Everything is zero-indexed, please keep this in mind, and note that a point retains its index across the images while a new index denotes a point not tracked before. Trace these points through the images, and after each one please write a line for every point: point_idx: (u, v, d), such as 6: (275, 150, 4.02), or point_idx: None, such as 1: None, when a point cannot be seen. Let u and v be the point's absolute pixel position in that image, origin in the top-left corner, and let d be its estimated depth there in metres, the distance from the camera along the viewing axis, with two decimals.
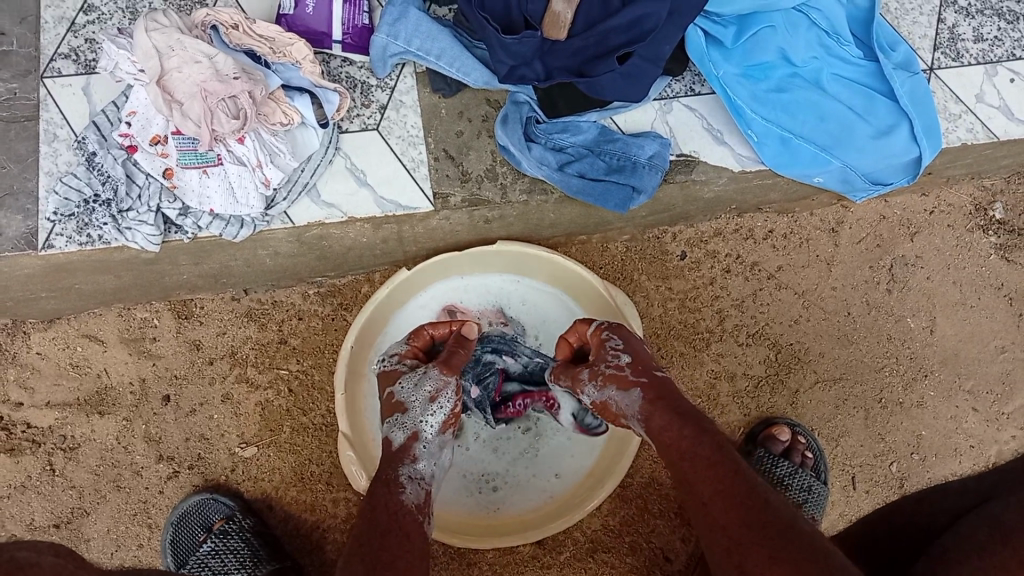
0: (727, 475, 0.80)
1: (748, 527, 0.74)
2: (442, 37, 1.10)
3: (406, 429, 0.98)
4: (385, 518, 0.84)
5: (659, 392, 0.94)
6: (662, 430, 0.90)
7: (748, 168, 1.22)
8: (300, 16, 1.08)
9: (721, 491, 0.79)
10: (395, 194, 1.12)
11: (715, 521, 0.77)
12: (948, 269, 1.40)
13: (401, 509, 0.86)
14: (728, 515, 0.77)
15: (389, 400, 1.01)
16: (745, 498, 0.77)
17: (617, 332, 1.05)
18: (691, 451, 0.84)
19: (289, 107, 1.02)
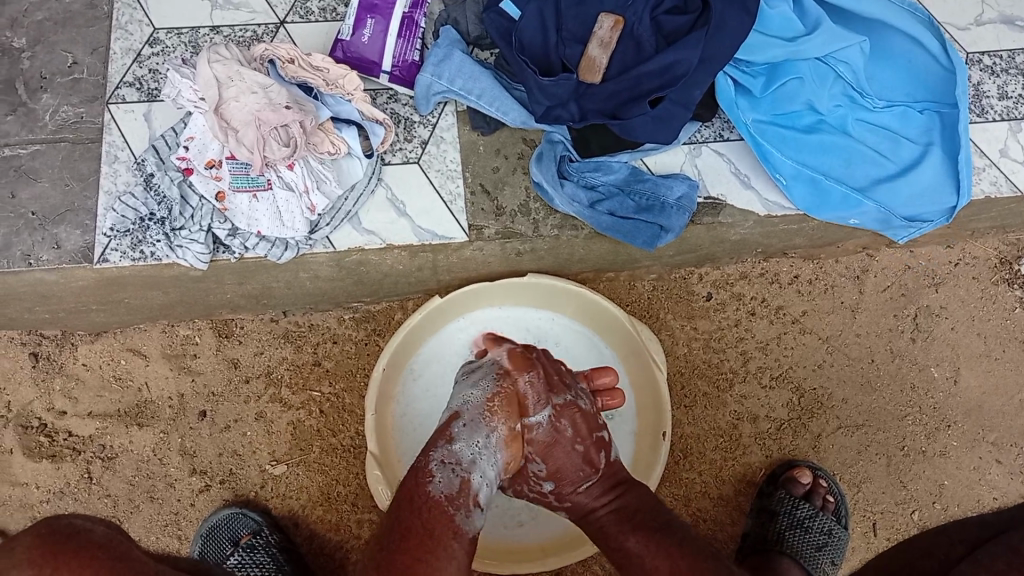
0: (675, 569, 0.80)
1: None
2: (483, 78, 1.16)
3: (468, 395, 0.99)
4: (411, 507, 0.83)
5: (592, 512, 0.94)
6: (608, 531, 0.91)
7: (775, 212, 1.25)
8: (355, 43, 1.19)
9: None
10: (433, 224, 1.17)
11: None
12: (972, 320, 1.42)
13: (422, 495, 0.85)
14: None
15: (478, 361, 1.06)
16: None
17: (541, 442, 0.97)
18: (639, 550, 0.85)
19: (337, 138, 1.08)
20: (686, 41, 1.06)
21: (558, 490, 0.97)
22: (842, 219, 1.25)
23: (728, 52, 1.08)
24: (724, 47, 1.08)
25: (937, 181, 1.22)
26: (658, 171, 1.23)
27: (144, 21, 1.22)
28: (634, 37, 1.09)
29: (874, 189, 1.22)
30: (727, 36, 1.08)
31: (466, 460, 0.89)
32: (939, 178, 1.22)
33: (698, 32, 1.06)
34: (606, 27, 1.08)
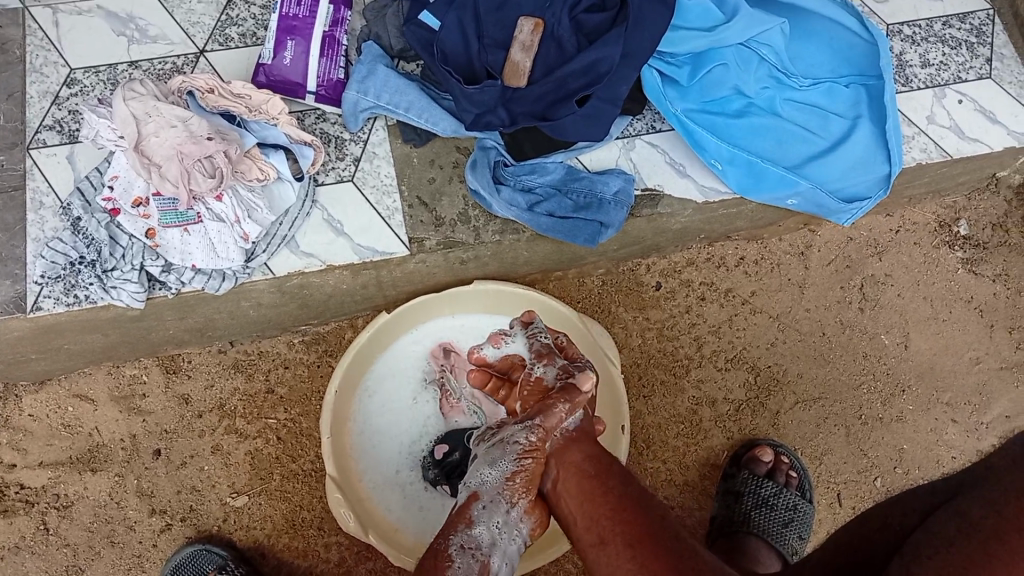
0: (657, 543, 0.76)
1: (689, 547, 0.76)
2: (410, 91, 1.16)
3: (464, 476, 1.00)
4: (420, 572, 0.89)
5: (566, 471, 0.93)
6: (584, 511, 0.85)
7: (713, 198, 1.25)
8: (277, 66, 1.19)
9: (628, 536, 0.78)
10: (372, 240, 1.16)
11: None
12: (917, 285, 1.44)
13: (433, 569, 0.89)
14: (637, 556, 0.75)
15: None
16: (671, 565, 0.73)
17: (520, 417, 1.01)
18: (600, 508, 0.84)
19: (265, 163, 1.06)
20: (607, 38, 1.06)
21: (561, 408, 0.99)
22: (780, 199, 1.25)
23: (649, 44, 1.09)
24: (643, 41, 1.09)
25: (868, 154, 1.24)
26: (593, 168, 1.23)
27: (60, 62, 1.20)
28: (555, 38, 1.09)
29: (808, 167, 1.23)
30: (646, 29, 1.08)
31: (486, 543, 0.93)
32: (869, 151, 1.24)
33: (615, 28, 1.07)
34: (527, 30, 1.08)
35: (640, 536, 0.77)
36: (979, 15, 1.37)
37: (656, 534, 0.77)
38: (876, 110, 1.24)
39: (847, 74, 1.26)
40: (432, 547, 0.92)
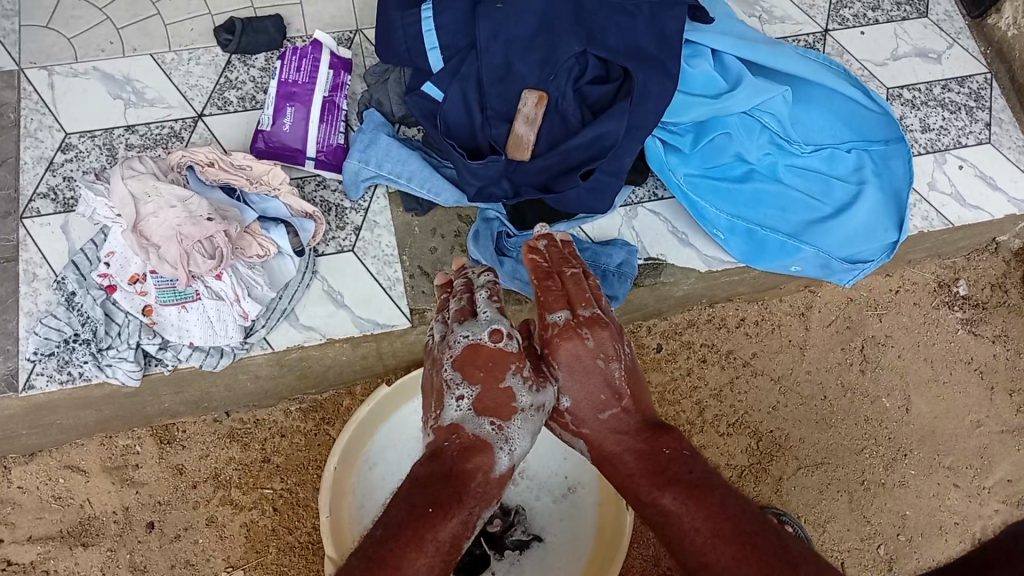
0: (719, 502, 0.73)
1: (754, 519, 0.72)
2: (412, 161, 1.15)
3: (514, 436, 0.84)
4: (455, 522, 0.74)
5: (616, 418, 0.85)
6: (632, 468, 0.80)
7: (716, 266, 1.23)
8: (276, 133, 1.17)
9: (687, 491, 0.74)
10: (372, 312, 1.14)
11: (691, 547, 0.71)
12: (917, 346, 1.44)
13: (472, 522, 0.76)
14: (694, 517, 0.72)
15: (498, 371, 0.86)
16: (738, 528, 0.70)
17: (563, 355, 0.89)
18: (656, 461, 0.79)
19: (265, 239, 1.04)
20: (609, 113, 1.08)
21: (577, 367, 0.89)
22: (784, 266, 1.25)
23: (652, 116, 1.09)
24: (647, 114, 1.08)
25: (870, 220, 1.24)
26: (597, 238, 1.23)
27: (55, 126, 1.19)
28: (559, 111, 1.11)
29: (811, 233, 1.23)
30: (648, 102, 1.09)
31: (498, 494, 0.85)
32: (874, 217, 1.24)
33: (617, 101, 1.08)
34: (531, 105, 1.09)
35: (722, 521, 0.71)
36: (977, 79, 1.38)
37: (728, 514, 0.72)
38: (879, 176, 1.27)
39: (846, 138, 1.27)
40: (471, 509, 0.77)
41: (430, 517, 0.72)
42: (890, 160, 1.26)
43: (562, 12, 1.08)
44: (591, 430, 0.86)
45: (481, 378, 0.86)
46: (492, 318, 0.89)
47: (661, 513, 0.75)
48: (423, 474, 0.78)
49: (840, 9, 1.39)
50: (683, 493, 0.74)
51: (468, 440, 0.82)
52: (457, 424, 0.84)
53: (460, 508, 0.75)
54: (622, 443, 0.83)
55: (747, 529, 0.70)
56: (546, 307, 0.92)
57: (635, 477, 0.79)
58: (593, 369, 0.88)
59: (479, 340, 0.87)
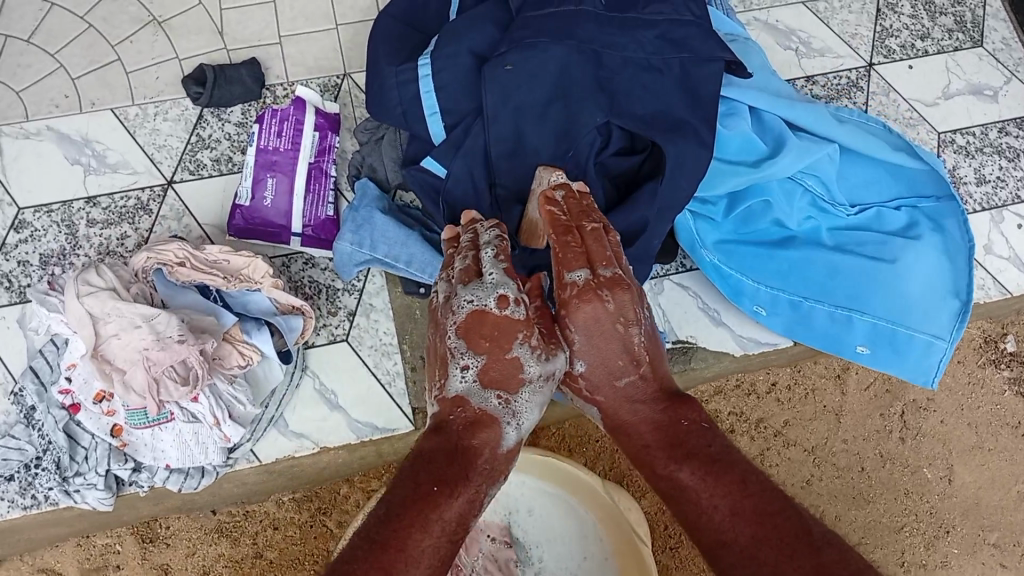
0: (734, 479, 0.59)
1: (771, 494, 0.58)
2: (411, 241, 1.00)
3: (523, 409, 0.67)
4: (458, 516, 0.59)
5: (634, 386, 0.68)
6: (650, 438, 0.65)
7: (752, 350, 1.14)
8: (257, 207, 1.04)
9: (706, 465, 0.60)
10: (371, 414, 1.02)
11: (711, 531, 0.58)
12: (961, 410, 1.33)
13: (476, 506, 0.60)
14: (715, 495, 0.59)
15: (505, 340, 0.67)
16: (759, 506, 0.57)
17: (580, 319, 0.69)
18: (670, 432, 0.64)
19: (247, 346, 0.92)
20: (638, 198, 0.92)
21: (595, 330, 0.69)
22: (830, 342, 1.11)
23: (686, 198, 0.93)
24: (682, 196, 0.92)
25: (927, 287, 1.09)
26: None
27: (6, 200, 1.05)
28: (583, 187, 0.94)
29: (860, 303, 1.09)
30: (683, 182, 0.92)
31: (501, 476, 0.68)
32: (936, 280, 1.09)
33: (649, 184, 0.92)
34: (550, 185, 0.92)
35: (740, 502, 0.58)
36: None
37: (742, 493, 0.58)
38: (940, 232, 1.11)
39: (896, 194, 1.13)
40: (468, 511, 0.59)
41: (434, 495, 0.57)
42: (950, 216, 1.11)
43: (582, 73, 0.91)
44: (606, 399, 0.69)
45: (486, 347, 0.67)
46: (499, 279, 0.70)
47: (678, 493, 0.60)
48: (423, 451, 0.62)
49: (887, 39, 1.21)
50: (702, 470, 0.60)
51: (474, 413, 0.65)
52: (461, 397, 0.66)
53: (460, 496, 0.59)
54: (639, 414, 0.66)
55: (778, 513, 0.57)
56: (563, 266, 0.72)
57: (651, 450, 0.64)
58: (612, 335, 0.69)
59: (484, 306, 0.68)
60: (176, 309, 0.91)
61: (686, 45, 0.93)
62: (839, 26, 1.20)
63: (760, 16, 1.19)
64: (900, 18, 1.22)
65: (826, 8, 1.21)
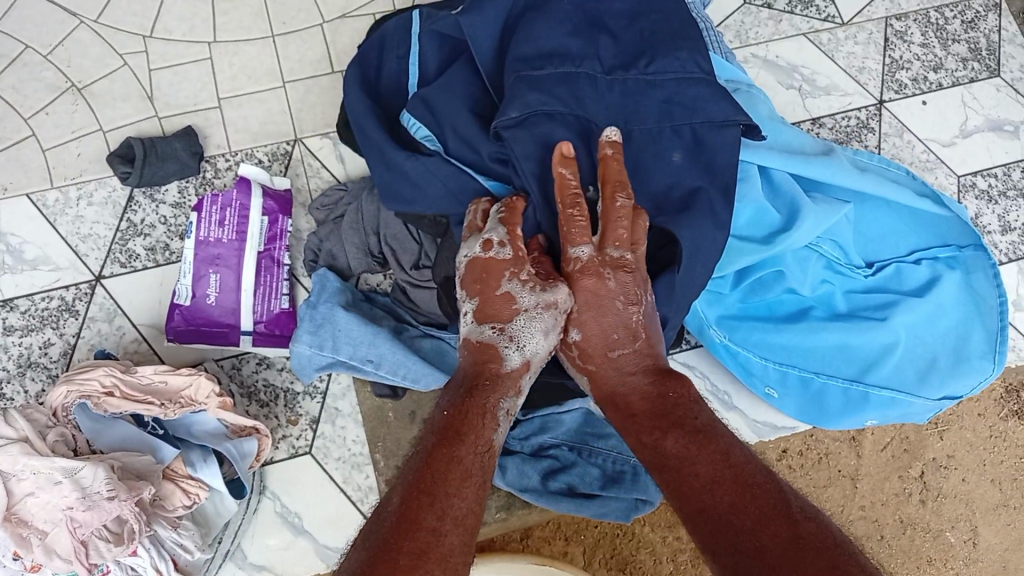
0: (719, 451, 0.58)
1: (756, 471, 0.57)
2: (381, 340, 0.86)
3: (524, 333, 0.63)
4: (471, 462, 0.59)
5: (630, 358, 0.63)
6: (637, 406, 0.62)
7: (766, 436, 1.05)
8: (199, 307, 0.91)
9: (691, 434, 0.59)
10: (341, 536, 0.91)
11: (692, 498, 0.56)
12: (984, 466, 1.10)
13: (488, 446, 0.60)
14: (702, 463, 0.57)
15: (494, 279, 0.64)
16: (740, 476, 0.56)
17: (580, 298, 0.64)
18: (659, 402, 0.61)
19: (191, 482, 0.79)
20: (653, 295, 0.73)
21: (591, 301, 0.64)
22: (854, 422, 0.96)
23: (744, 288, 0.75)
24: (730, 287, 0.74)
25: (956, 351, 0.95)
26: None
27: None
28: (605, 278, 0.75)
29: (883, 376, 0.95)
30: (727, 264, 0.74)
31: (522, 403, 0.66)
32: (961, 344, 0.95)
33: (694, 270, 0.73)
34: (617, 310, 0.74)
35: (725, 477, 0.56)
36: None
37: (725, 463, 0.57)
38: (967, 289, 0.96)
39: (915, 246, 0.98)
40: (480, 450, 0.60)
41: (451, 439, 0.59)
42: (978, 269, 0.96)
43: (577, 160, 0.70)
44: (598, 369, 0.64)
45: (480, 288, 0.65)
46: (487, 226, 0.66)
47: (661, 459, 0.58)
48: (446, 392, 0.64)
49: (897, 72, 1.11)
50: (687, 439, 0.58)
51: (476, 350, 0.65)
52: (466, 339, 0.66)
53: (465, 443, 0.59)
54: (630, 386, 0.62)
55: (762, 488, 0.55)
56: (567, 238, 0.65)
57: (638, 419, 0.61)
58: (609, 310, 0.64)
59: (473, 253, 0.66)
60: (105, 450, 0.79)
61: (696, 109, 0.71)
62: (844, 59, 1.10)
63: (760, 52, 1.08)
64: (909, 47, 1.12)
65: (830, 40, 1.10)
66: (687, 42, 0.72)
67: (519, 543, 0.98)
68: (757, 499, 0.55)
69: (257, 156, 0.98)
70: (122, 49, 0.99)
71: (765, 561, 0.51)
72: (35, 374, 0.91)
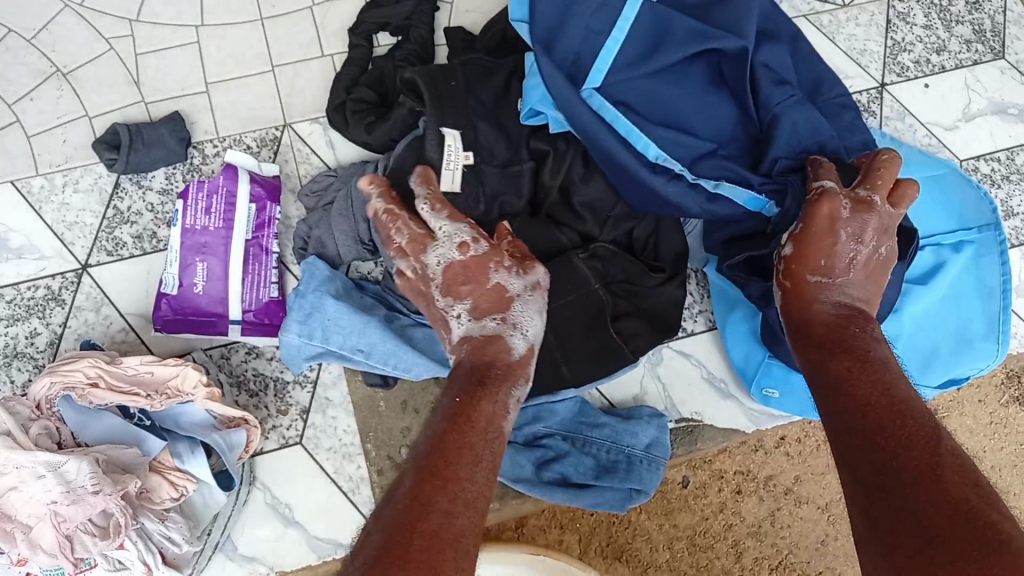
0: (881, 384, 0.60)
1: (921, 409, 0.57)
2: (372, 330, 0.84)
3: (523, 318, 0.73)
4: (477, 442, 0.62)
5: (824, 288, 0.71)
6: (815, 329, 0.69)
7: (764, 424, 1.00)
8: (186, 296, 0.90)
9: (857, 364, 0.62)
10: (333, 527, 0.90)
11: (846, 413, 0.59)
12: (984, 454, 1.06)
13: (496, 428, 0.64)
14: (862, 385, 0.60)
15: (479, 276, 0.73)
16: (895, 406, 0.57)
17: (817, 219, 0.72)
18: (839, 334, 0.67)
19: (179, 475, 0.78)
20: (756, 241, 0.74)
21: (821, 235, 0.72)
22: None
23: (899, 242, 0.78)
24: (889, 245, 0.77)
25: (958, 338, 0.93)
26: (617, 403, 0.98)
27: None
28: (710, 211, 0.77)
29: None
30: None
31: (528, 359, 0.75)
32: (964, 329, 0.93)
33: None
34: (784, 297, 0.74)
35: (880, 405, 0.57)
36: None
37: (887, 395, 0.58)
38: (973, 272, 0.94)
39: (919, 232, 0.94)
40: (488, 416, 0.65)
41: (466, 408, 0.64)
42: (983, 253, 0.94)
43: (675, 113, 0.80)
44: (791, 282, 0.73)
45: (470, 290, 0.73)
46: (454, 228, 0.74)
47: (830, 381, 0.63)
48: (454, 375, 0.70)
49: (899, 55, 1.08)
50: (852, 364, 0.63)
51: (479, 344, 0.71)
52: (466, 336, 0.72)
53: (473, 431, 0.62)
54: (818, 312, 0.70)
55: (915, 420, 0.55)
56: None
57: (810, 338, 0.69)
58: (823, 240, 0.71)
59: (452, 258, 0.73)
60: (91, 442, 0.78)
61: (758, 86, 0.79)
62: (845, 41, 1.08)
63: None
64: (911, 29, 1.09)
65: (831, 21, 1.08)
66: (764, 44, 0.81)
67: (513, 533, 0.97)
68: (902, 427, 0.55)
69: (245, 142, 0.97)
70: (107, 33, 0.97)
71: (894, 469, 0.52)
72: (22, 364, 0.90)
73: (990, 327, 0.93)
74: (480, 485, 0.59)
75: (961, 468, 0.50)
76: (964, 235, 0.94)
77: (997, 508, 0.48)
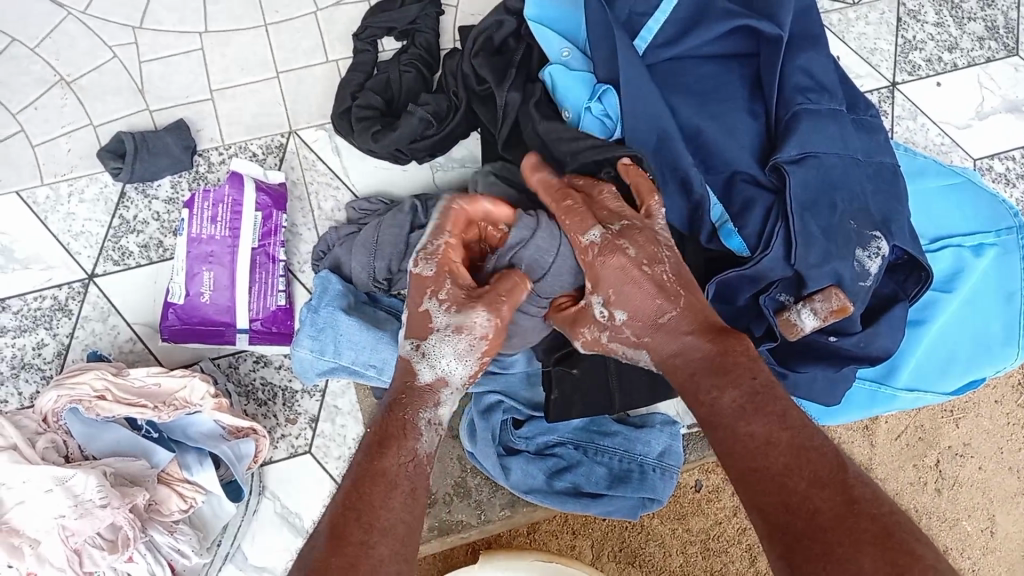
0: (772, 414, 0.55)
1: (814, 435, 0.54)
2: (384, 347, 0.84)
3: (437, 351, 0.66)
4: (391, 466, 0.61)
5: (678, 322, 0.63)
6: (697, 367, 0.60)
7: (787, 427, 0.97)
8: (193, 305, 0.89)
9: (747, 396, 0.56)
10: None
11: (744, 456, 0.54)
12: (1001, 454, 1.05)
13: (414, 456, 0.62)
14: (756, 423, 0.55)
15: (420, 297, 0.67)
16: (796, 440, 0.54)
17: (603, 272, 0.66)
18: (721, 366, 0.59)
19: (188, 486, 0.78)
20: (817, 218, 0.73)
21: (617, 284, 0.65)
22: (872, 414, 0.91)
23: (923, 260, 0.77)
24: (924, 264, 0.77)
25: (977, 343, 0.91)
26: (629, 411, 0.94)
27: None
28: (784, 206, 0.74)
29: (908, 376, 0.91)
30: (879, 213, 0.75)
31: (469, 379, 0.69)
32: (984, 332, 0.91)
33: (844, 250, 0.73)
34: (823, 314, 0.73)
35: (779, 444, 0.54)
36: None
37: (782, 428, 0.54)
38: (995, 275, 0.92)
39: (937, 233, 0.92)
40: (405, 430, 0.63)
41: (378, 454, 0.61)
42: (1005, 254, 0.92)
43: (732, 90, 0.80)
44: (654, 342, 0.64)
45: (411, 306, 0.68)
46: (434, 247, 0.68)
47: (717, 421, 0.57)
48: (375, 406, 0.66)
49: (910, 52, 1.07)
50: (744, 401, 0.56)
51: (399, 369, 0.67)
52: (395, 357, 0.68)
53: (389, 455, 0.61)
54: (688, 347, 0.62)
55: (819, 453, 0.53)
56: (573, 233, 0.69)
57: (698, 380, 0.59)
58: (635, 284, 0.65)
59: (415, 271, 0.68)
60: (98, 455, 0.77)
61: (812, 73, 0.77)
62: (855, 40, 1.06)
63: None
64: (922, 26, 1.08)
65: (840, 20, 1.06)
66: (814, 40, 0.79)
67: (525, 538, 0.96)
68: (808, 465, 0.52)
69: (252, 149, 0.96)
70: (111, 40, 0.96)
71: (815, 523, 0.49)
72: (29, 376, 0.90)
73: (1009, 330, 0.91)
74: (398, 513, 0.58)
75: (880, 507, 0.50)
76: (984, 236, 0.92)
77: (921, 538, 0.49)
